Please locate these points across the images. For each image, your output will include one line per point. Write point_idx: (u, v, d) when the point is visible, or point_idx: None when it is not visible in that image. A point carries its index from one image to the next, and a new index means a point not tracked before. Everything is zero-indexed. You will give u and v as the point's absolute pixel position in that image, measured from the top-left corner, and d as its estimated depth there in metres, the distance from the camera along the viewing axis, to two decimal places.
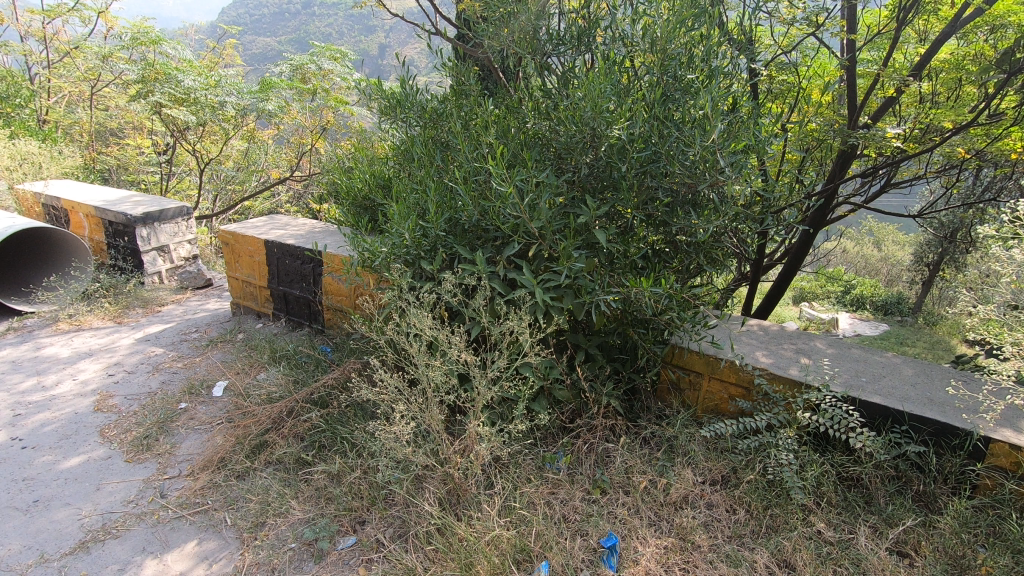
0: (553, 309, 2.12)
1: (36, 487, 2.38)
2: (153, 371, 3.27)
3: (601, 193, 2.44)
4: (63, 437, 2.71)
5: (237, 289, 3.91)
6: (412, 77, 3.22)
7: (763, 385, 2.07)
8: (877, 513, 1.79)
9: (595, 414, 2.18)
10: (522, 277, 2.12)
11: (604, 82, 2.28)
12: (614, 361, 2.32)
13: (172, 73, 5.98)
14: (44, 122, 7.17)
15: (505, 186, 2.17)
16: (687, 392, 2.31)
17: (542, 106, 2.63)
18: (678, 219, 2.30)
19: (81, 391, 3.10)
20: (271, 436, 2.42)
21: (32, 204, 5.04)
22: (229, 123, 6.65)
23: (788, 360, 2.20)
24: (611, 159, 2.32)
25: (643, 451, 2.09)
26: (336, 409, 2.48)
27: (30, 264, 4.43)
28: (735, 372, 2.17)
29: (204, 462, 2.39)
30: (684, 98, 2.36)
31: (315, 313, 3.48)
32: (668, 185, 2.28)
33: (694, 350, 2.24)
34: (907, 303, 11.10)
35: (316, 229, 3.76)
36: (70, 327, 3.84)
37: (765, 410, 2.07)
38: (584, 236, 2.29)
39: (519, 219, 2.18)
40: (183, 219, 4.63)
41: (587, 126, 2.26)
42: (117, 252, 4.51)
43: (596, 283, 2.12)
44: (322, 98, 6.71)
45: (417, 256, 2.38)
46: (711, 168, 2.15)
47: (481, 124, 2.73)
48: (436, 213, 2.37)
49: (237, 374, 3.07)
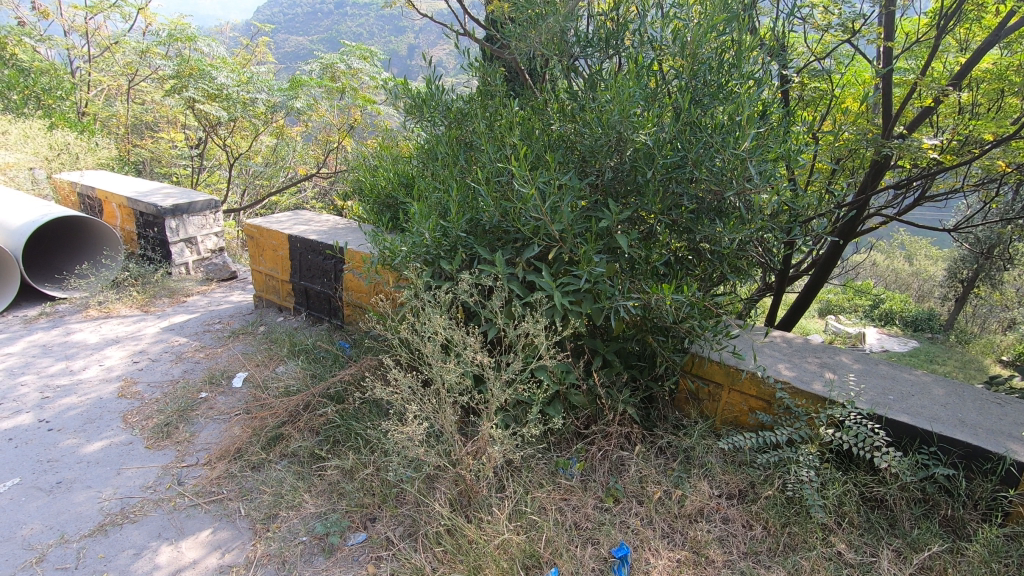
0: (571, 314, 2.10)
1: (60, 469, 2.45)
2: (176, 360, 3.34)
3: (624, 196, 2.40)
4: (87, 421, 2.77)
5: (261, 282, 3.97)
6: (439, 77, 3.23)
7: (785, 398, 2.01)
8: (901, 537, 1.70)
9: (611, 421, 2.14)
10: (541, 279, 2.12)
11: (633, 87, 2.28)
12: (631, 368, 2.28)
13: (206, 70, 6.12)
14: (84, 115, 7.46)
15: (527, 187, 2.17)
16: (705, 402, 2.25)
17: (568, 108, 2.64)
18: (703, 227, 2.26)
19: (106, 376, 3.18)
20: (287, 428, 2.44)
21: (69, 193, 5.21)
22: (260, 119, 6.78)
23: (812, 374, 2.14)
24: (636, 163, 2.29)
25: (658, 460, 2.04)
26: (350, 405, 2.47)
27: (65, 251, 4.58)
28: (756, 385, 2.11)
29: (222, 451, 2.43)
30: (714, 103, 2.35)
31: (335, 308, 3.50)
32: (695, 190, 2.24)
33: (714, 359, 2.19)
34: (939, 320, 10.81)
35: (339, 226, 3.80)
36: (99, 313, 3.94)
37: (786, 424, 2.01)
38: (605, 240, 2.26)
39: (541, 220, 2.18)
40: (211, 212, 4.72)
41: (613, 129, 2.25)
42: (147, 243, 4.62)
43: (617, 288, 2.12)
44: (350, 97, 6.77)
45: (436, 255, 2.39)
46: (739, 175, 2.12)
47: (506, 125, 2.73)
48: (457, 213, 2.38)
49: (257, 366, 3.12)
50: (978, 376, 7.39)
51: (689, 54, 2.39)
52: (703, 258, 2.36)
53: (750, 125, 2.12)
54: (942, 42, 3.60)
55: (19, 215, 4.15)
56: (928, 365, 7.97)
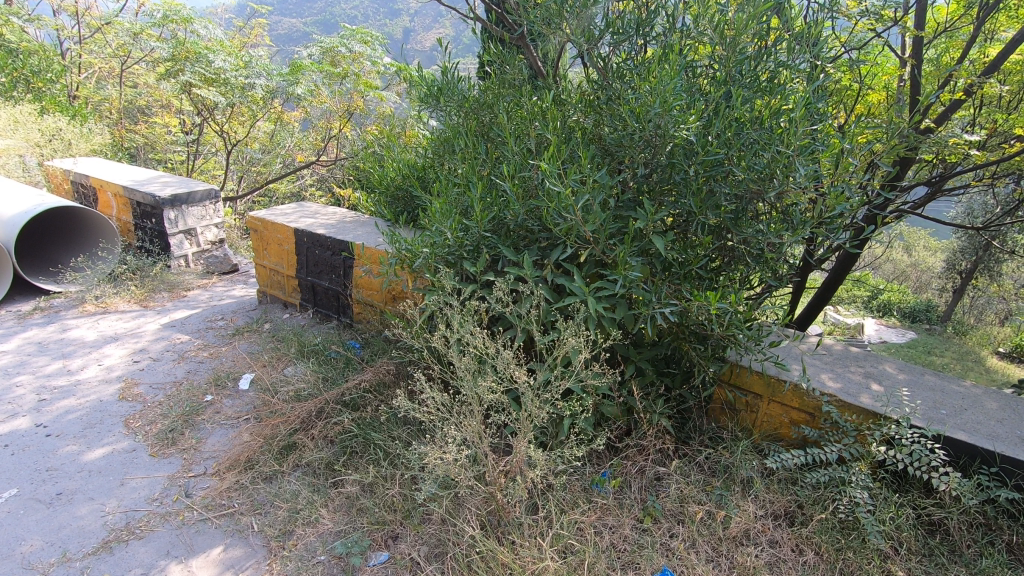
0: (606, 321, 1.98)
1: (60, 479, 2.32)
2: (179, 359, 3.20)
3: (657, 193, 2.26)
4: (88, 426, 2.64)
5: (265, 277, 3.82)
6: (454, 64, 3.07)
7: (833, 413, 1.90)
8: (964, 564, 1.60)
9: (646, 435, 2.03)
10: (574, 283, 2.00)
11: (673, 78, 2.12)
12: (666, 378, 2.17)
13: (203, 53, 5.95)
14: (75, 98, 7.23)
15: (559, 185, 2.03)
16: (743, 414, 2.14)
17: (595, 100, 2.50)
18: (742, 229, 2.13)
19: (106, 377, 3.05)
20: (300, 437, 2.32)
21: (62, 181, 5.02)
22: (258, 105, 6.58)
23: (858, 386, 2.02)
24: (674, 159, 2.15)
25: (697, 477, 1.94)
26: (368, 413, 2.35)
27: (59, 242, 4.41)
28: (799, 397, 2.01)
29: (231, 461, 2.31)
30: (755, 96, 2.23)
31: (344, 306, 3.37)
32: (736, 188, 2.11)
33: (755, 369, 2.08)
34: (935, 312, 10.85)
35: (347, 219, 3.66)
36: (96, 308, 3.79)
37: (834, 440, 1.90)
38: (640, 242, 2.13)
39: (572, 220, 2.05)
40: (211, 202, 4.55)
41: (651, 124, 2.10)
42: (144, 234, 4.44)
43: (653, 294, 1.99)
44: (352, 82, 6.57)
45: (459, 256, 2.25)
46: (785, 173, 2.00)
47: (529, 117, 2.58)
48: (481, 212, 2.23)
49: (264, 367, 2.99)
50: (974, 369, 7.46)
51: (728, 42, 2.25)
52: (741, 261, 2.23)
53: (803, 121, 2.00)
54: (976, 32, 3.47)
55: (11, 205, 3.97)
56: (925, 357, 8.04)
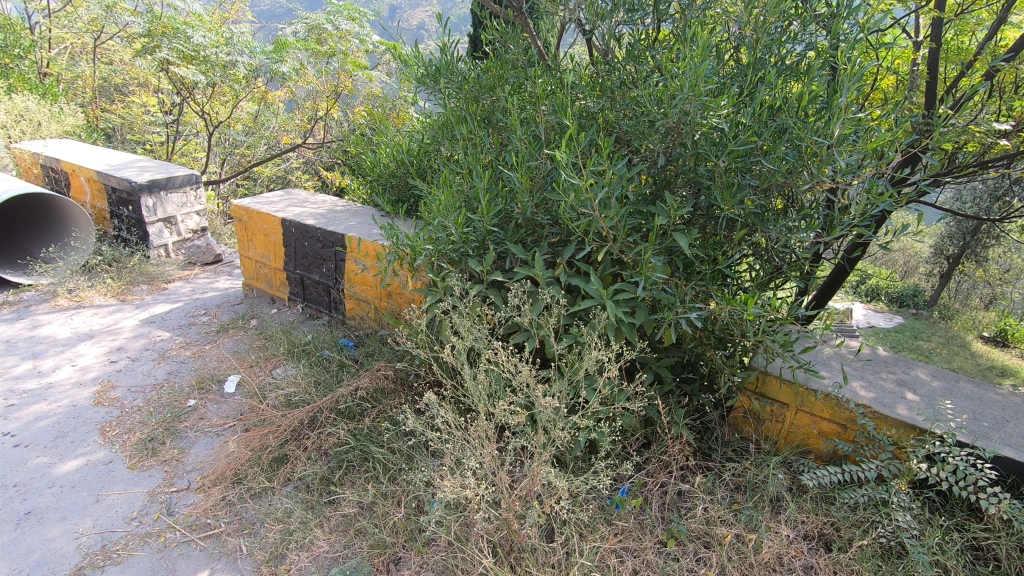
0: (625, 326, 1.84)
1: (29, 496, 2.13)
2: (159, 360, 2.99)
3: (678, 184, 2.09)
4: (60, 435, 2.45)
5: (250, 270, 3.61)
6: (453, 43, 2.85)
7: (869, 426, 1.78)
8: None
9: (668, 448, 1.89)
10: (591, 285, 1.85)
11: (703, 58, 1.91)
12: (685, 385, 2.03)
13: (181, 28, 5.61)
14: (45, 75, 6.88)
15: (576, 178, 1.86)
16: (767, 423, 2.01)
17: (609, 85, 2.31)
18: (770, 225, 1.98)
19: (80, 379, 2.84)
20: (292, 449, 2.16)
21: (30, 164, 4.72)
22: (240, 84, 6.26)
23: (892, 395, 1.89)
24: (700, 149, 1.97)
25: (723, 494, 1.81)
26: (365, 423, 2.19)
27: (28, 230, 4.14)
28: (830, 408, 1.88)
29: (217, 475, 2.14)
30: (785, 80, 2.06)
31: (336, 302, 3.18)
32: (765, 181, 1.96)
33: (783, 377, 1.94)
34: (923, 297, 10.90)
35: (337, 208, 3.45)
36: (69, 303, 3.56)
37: (869, 455, 1.78)
38: (661, 240, 1.97)
39: (590, 216, 1.88)
40: (192, 188, 4.30)
41: (674, 110, 1.91)
42: (120, 223, 4.18)
43: (677, 297, 1.85)
44: (339, 61, 6.35)
45: (464, 254, 2.08)
46: (821, 166, 1.86)
47: (536, 102, 2.39)
48: (488, 205, 2.06)
49: (252, 368, 2.81)
50: (959, 354, 7.54)
51: (756, 21, 2.07)
52: (766, 258, 2.07)
53: (842, 109, 1.84)
54: (1001, 16, 3.31)
55: None
56: (913, 341, 8.08)
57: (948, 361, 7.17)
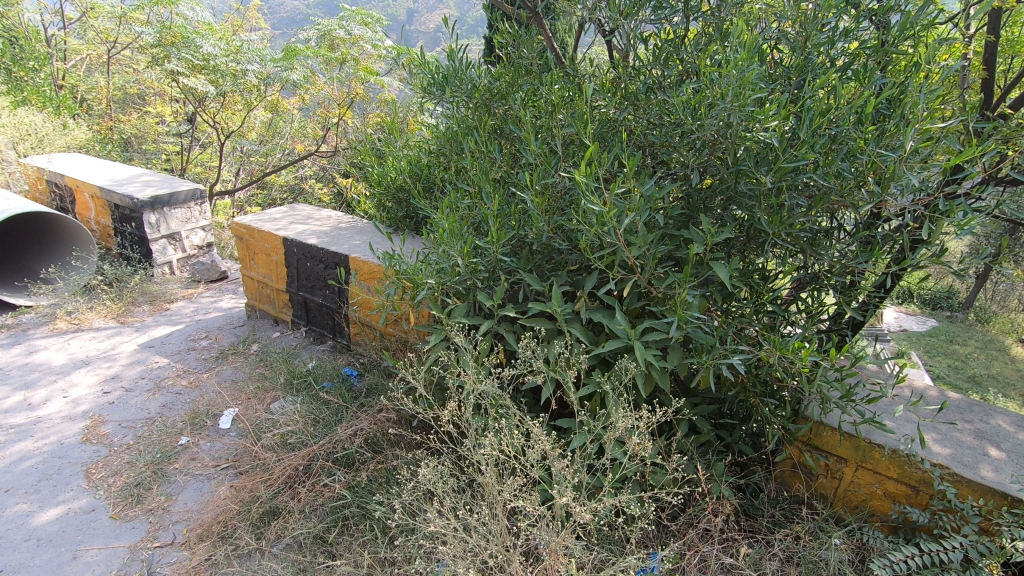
0: (654, 371, 1.60)
1: (3, 551, 1.96)
2: (154, 391, 2.82)
3: (713, 204, 1.85)
4: (43, 477, 2.28)
5: (253, 290, 3.44)
6: (461, 48, 2.62)
7: (951, 494, 1.51)
8: None
9: (706, 511, 1.64)
10: (616, 324, 1.61)
11: (749, 60, 1.65)
12: (724, 435, 1.78)
13: (191, 38, 5.49)
14: (60, 87, 6.88)
15: (600, 200, 1.62)
16: (821, 480, 1.74)
17: (633, 92, 2.07)
18: (823, 250, 1.72)
19: (70, 413, 2.68)
20: (284, 501, 1.95)
21: (37, 180, 4.63)
22: (252, 93, 6.11)
23: (972, 452, 1.62)
24: (743, 166, 1.72)
25: (774, 569, 1.55)
26: (364, 474, 1.98)
27: (31, 250, 4.05)
28: (899, 466, 1.61)
29: (203, 529, 1.95)
30: (839, 84, 1.80)
31: (339, 326, 2.99)
32: (817, 202, 1.71)
33: (841, 428, 1.67)
34: (959, 298, 10.35)
35: (342, 224, 3.27)
36: (69, 326, 3.42)
37: (950, 527, 1.51)
38: (697, 269, 1.73)
39: (615, 244, 1.65)
40: (196, 203, 4.14)
41: (713, 120, 1.66)
42: (124, 240, 4.05)
43: (715, 338, 1.60)
44: (351, 68, 6.00)
45: (472, 285, 1.86)
46: (885, 184, 1.60)
47: (552, 112, 2.15)
48: (499, 230, 1.83)
49: (249, 401, 2.62)
50: (1000, 360, 7.12)
51: (803, 18, 1.81)
52: (817, 288, 1.81)
53: (914, 117, 1.58)
54: None
55: None
56: (950, 347, 7.66)
57: (987, 367, 6.77)
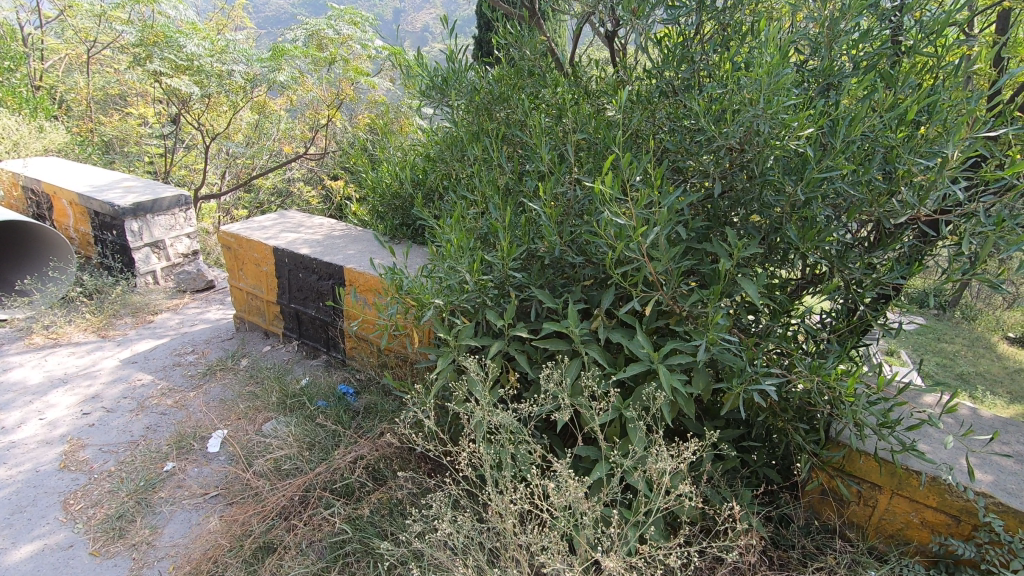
0: (679, 396, 1.49)
1: None
2: (137, 411, 2.67)
3: (734, 214, 1.75)
4: (16, 510, 2.12)
5: (242, 301, 3.28)
6: (461, 49, 2.49)
7: (998, 526, 1.42)
8: None
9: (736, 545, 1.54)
10: (637, 346, 1.50)
11: (778, 63, 1.55)
12: (749, 461, 1.67)
13: (174, 37, 5.29)
14: (37, 87, 6.65)
15: (621, 213, 1.51)
16: (853, 507, 1.64)
17: (646, 96, 1.96)
18: (854, 264, 1.62)
19: (46, 436, 2.52)
20: (279, 536, 1.82)
21: (11, 185, 4.42)
22: (237, 94, 5.91)
23: (1015, 478, 1.53)
24: (769, 175, 1.61)
25: None
26: (365, 506, 1.85)
27: (6, 261, 3.86)
28: (938, 495, 1.51)
29: (192, 567, 1.81)
30: (867, 88, 1.70)
31: (334, 340, 2.85)
32: (848, 213, 1.61)
33: (875, 454, 1.57)
34: None
35: (335, 233, 3.13)
36: (46, 341, 3.25)
37: (997, 561, 1.42)
38: (721, 285, 1.62)
39: (637, 259, 1.54)
40: (180, 209, 3.97)
41: (740, 127, 1.55)
42: (104, 248, 3.87)
43: (744, 359, 1.50)
44: (340, 68, 5.82)
45: (481, 303, 1.74)
46: (924, 195, 1.50)
47: (560, 117, 2.03)
48: (510, 244, 1.71)
49: (239, 422, 2.47)
50: None
51: (830, 17, 1.71)
52: (845, 303, 1.71)
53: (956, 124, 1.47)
54: None
55: None
56: None
57: None
